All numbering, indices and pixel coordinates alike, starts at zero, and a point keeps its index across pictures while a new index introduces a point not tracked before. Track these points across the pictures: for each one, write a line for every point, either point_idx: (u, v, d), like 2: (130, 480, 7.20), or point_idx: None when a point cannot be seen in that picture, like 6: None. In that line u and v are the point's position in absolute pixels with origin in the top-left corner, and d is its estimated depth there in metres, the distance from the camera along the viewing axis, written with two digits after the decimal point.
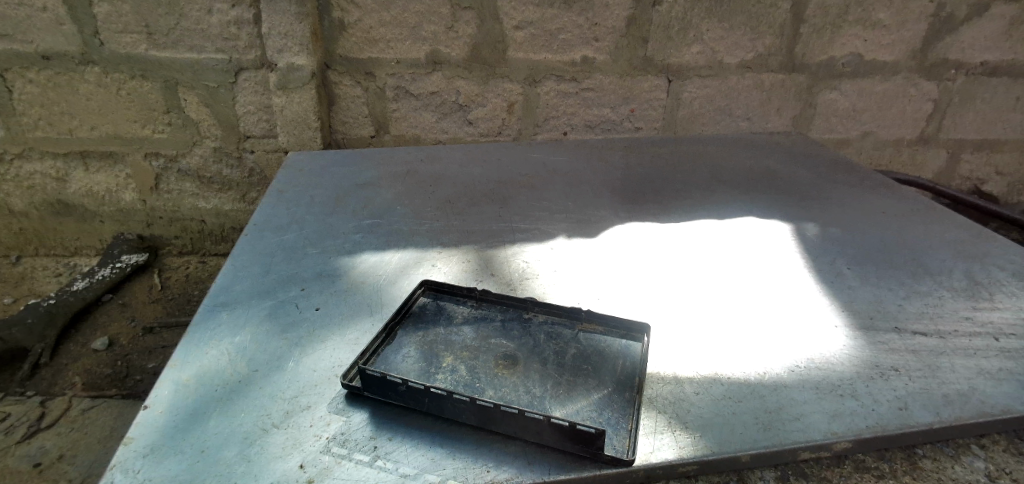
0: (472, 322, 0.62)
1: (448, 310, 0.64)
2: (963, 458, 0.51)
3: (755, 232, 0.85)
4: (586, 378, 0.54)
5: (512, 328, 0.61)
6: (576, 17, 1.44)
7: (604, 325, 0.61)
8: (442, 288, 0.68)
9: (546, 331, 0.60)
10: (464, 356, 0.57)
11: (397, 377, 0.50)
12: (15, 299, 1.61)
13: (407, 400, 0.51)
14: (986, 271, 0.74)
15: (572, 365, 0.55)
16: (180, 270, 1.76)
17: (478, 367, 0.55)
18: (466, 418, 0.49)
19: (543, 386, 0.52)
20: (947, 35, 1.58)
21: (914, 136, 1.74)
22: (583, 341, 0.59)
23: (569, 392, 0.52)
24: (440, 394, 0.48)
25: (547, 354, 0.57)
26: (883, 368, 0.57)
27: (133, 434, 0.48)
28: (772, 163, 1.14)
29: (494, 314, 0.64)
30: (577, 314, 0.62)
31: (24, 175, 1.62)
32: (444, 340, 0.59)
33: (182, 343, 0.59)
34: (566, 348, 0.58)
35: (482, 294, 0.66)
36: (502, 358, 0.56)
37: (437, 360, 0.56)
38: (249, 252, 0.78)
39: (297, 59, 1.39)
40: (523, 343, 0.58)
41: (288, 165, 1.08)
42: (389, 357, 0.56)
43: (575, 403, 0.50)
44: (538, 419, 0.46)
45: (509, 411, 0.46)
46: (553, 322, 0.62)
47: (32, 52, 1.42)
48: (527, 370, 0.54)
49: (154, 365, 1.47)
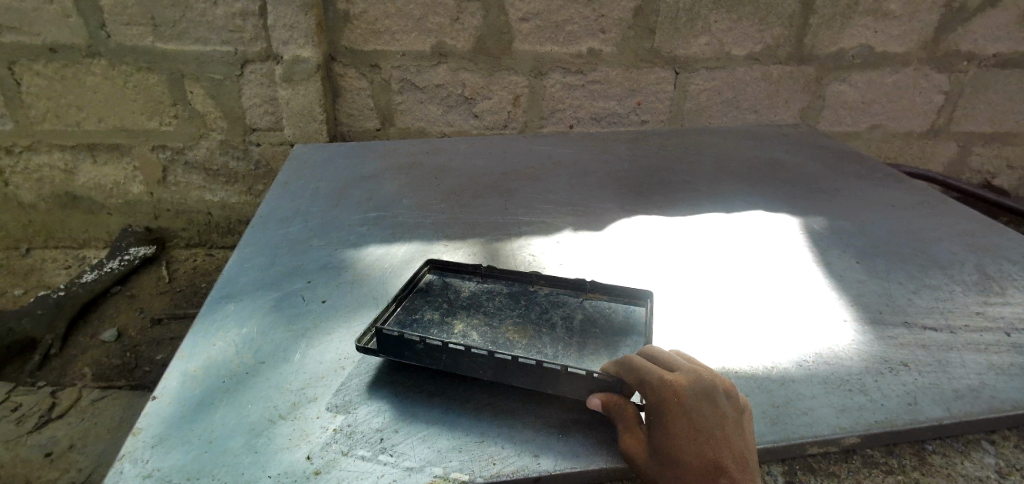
0: (477, 292, 0.63)
1: (453, 283, 0.65)
2: (974, 453, 0.51)
3: (763, 225, 0.84)
4: (595, 339, 0.54)
5: (520, 297, 0.62)
6: (582, 9, 1.43)
7: (610, 294, 0.61)
8: (447, 266, 0.67)
9: (552, 301, 0.61)
10: (474, 323, 0.57)
11: (414, 335, 0.51)
12: (24, 291, 1.62)
13: (423, 359, 0.52)
14: (997, 264, 0.73)
15: (580, 328, 0.56)
16: (188, 262, 1.78)
17: (489, 331, 0.55)
18: (485, 373, 0.51)
19: (554, 346, 0.53)
20: (960, 26, 1.54)
21: (923, 129, 1.72)
22: (591, 307, 0.59)
23: (580, 351, 0.53)
24: (458, 349, 0.50)
25: (559, 322, 0.57)
26: (892, 363, 0.56)
27: (142, 423, 0.48)
28: (779, 155, 1.13)
29: (500, 285, 0.64)
30: (583, 284, 0.62)
31: (33, 167, 1.63)
32: (454, 309, 0.59)
33: (190, 334, 0.60)
34: (573, 313, 0.58)
35: (487, 270, 0.65)
36: (513, 323, 0.57)
37: (448, 327, 0.56)
38: (253, 244, 0.78)
39: (302, 51, 1.39)
40: (530, 311, 0.59)
41: (291, 157, 1.08)
42: (402, 324, 0.57)
43: (588, 361, 0.51)
44: (556, 369, 0.48)
45: (526, 362, 0.49)
46: (559, 293, 0.62)
47: (38, 45, 1.42)
48: (536, 333, 0.55)
49: (162, 357, 1.47)
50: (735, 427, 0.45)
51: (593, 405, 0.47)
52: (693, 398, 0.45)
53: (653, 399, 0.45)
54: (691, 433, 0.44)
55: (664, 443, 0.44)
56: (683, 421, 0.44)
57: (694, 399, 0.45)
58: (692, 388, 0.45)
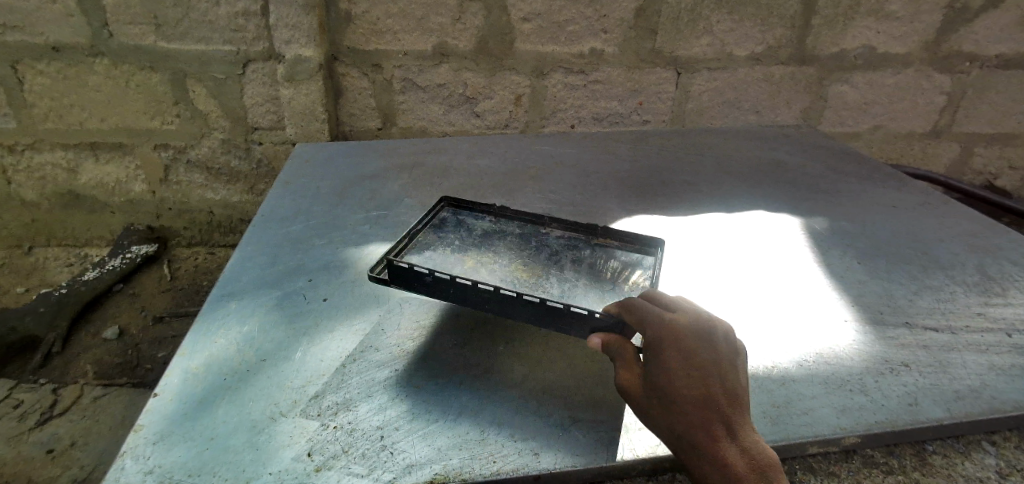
0: (490, 232, 0.70)
1: (468, 221, 0.72)
2: (974, 454, 0.51)
3: (765, 225, 0.84)
4: (598, 277, 0.61)
5: (529, 239, 0.69)
6: (584, 9, 1.43)
7: (619, 240, 0.68)
8: (462, 205, 0.75)
9: (562, 242, 0.68)
10: (485, 256, 0.65)
11: (423, 268, 0.55)
12: (26, 289, 1.63)
13: (433, 290, 0.57)
14: (999, 265, 0.73)
15: (584, 267, 0.63)
16: (189, 261, 1.78)
17: (498, 264, 0.63)
18: (491, 307, 0.56)
19: (557, 279, 0.61)
20: (962, 27, 1.54)
21: (925, 130, 1.72)
22: (597, 251, 0.66)
23: (583, 285, 0.60)
24: (466, 284, 0.55)
25: (564, 263, 0.64)
26: (893, 364, 0.56)
27: (144, 420, 0.49)
28: (780, 155, 1.13)
29: (512, 228, 0.72)
30: (595, 231, 0.69)
31: (36, 165, 1.64)
32: (468, 243, 0.67)
33: (192, 332, 0.60)
34: (580, 254, 0.66)
35: (501, 210, 0.73)
36: (521, 261, 0.64)
37: (461, 256, 0.64)
38: (255, 243, 0.78)
39: (304, 51, 1.39)
40: (539, 251, 0.67)
41: (293, 156, 1.08)
42: (418, 253, 0.64)
43: (588, 292, 0.59)
44: (560, 307, 0.51)
45: (532, 300, 0.52)
46: (568, 235, 0.70)
47: (41, 44, 1.43)
48: (543, 269, 0.63)
49: (163, 355, 1.47)
50: (729, 366, 0.47)
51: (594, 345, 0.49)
52: (690, 337, 0.47)
53: (651, 336, 0.47)
54: (686, 370, 0.46)
55: (660, 378, 0.46)
56: (679, 358, 0.46)
57: (691, 338, 0.47)
58: (688, 327, 0.48)
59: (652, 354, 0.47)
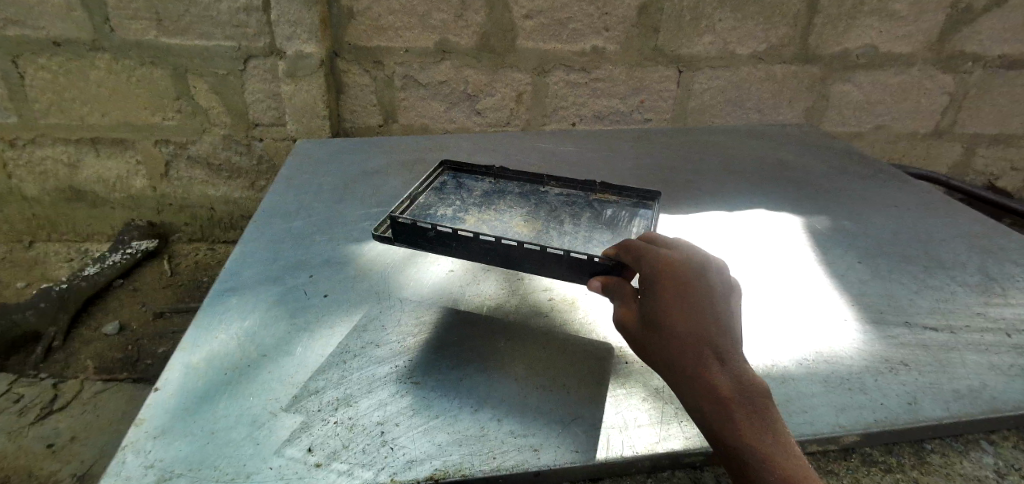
0: (490, 191, 0.77)
1: (468, 182, 0.79)
2: (973, 453, 0.51)
3: (767, 224, 0.84)
4: (600, 223, 0.68)
5: (529, 196, 0.76)
6: (586, 7, 1.42)
7: (619, 194, 0.75)
8: (461, 168, 0.81)
9: (561, 197, 0.75)
10: (488, 212, 0.71)
11: (426, 224, 0.60)
12: (28, 284, 1.63)
13: (436, 245, 0.61)
14: (1000, 266, 0.73)
15: (584, 216, 0.70)
16: (190, 257, 1.78)
17: (502, 217, 0.70)
18: (494, 259, 0.60)
19: (560, 226, 0.68)
20: (965, 27, 1.53)
21: (928, 130, 1.72)
22: (595, 203, 0.73)
23: (586, 230, 0.67)
24: (467, 237, 0.59)
25: (563, 216, 0.70)
26: (892, 363, 0.56)
27: (146, 414, 0.49)
28: (783, 154, 1.13)
29: (513, 186, 0.78)
30: (592, 186, 0.76)
31: (37, 160, 1.64)
32: (470, 201, 0.74)
33: (194, 327, 0.60)
34: (580, 206, 0.73)
35: (499, 171, 0.80)
36: (524, 216, 0.70)
37: (466, 213, 0.71)
38: (257, 238, 0.78)
39: (306, 47, 1.39)
40: (540, 204, 0.73)
41: (295, 152, 1.08)
42: (423, 212, 0.70)
43: (590, 235, 0.66)
44: (559, 255, 0.56)
45: (531, 249, 0.56)
46: (567, 191, 0.76)
47: (43, 38, 1.42)
48: (544, 220, 0.69)
49: (164, 350, 1.48)
50: (724, 299, 0.49)
51: (593, 287, 0.53)
52: (686, 271, 0.49)
53: (648, 271, 0.50)
54: (681, 301, 0.47)
55: (654, 308, 0.48)
56: (674, 290, 0.48)
57: (687, 271, 0.49)
58: (685, 262, 0.50)
59: (647, 287, 0.49)
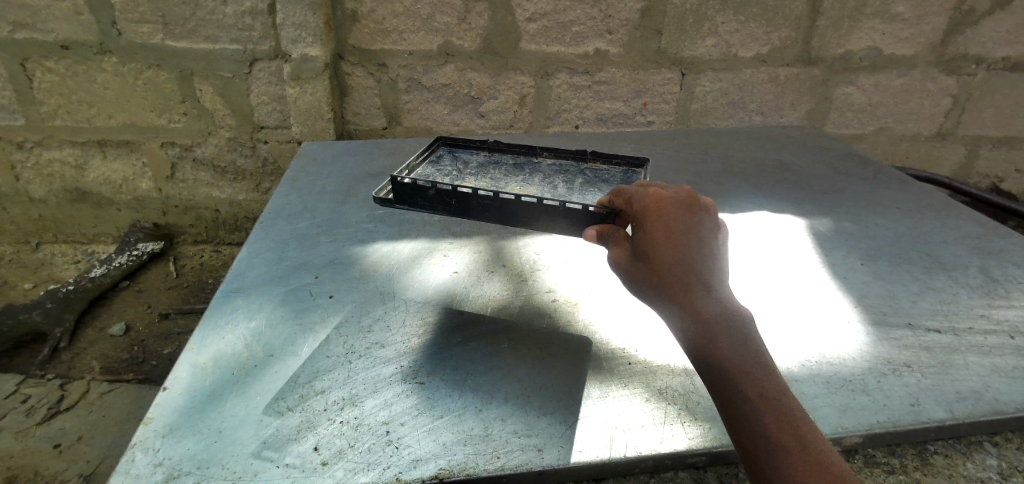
0: (485, 163, 0.80)
1: (463, 155, 0.82)
2: (975, 455, 0.52)
3: (770, 226, 0.84)
4: (595, 188, 0.72)
5: (523, 166, 0.79)
6: (589, 9, 1.43)
7: (610, 163, 0.79)
8: (455, 143, 0.84)
9: (555, 166, 0.79)
10: (486, 178, 0.75)
11: (426, 183, 0.64)
12: (35, 285, 1.64)
13: (436, 204, 0.66)
14: (1002, 268, 0.73)
15: (579, 181, 0.74)
16: (195, 258, 1.79)
17: (499, 182, 0.74)
18: (492, 215, 0.65)
19: (556, 189, 0.71)
20: (968, 29, 1.53)
21: (931, 132, 1.72)
22: (589, 172, 0.77)
23: (581, 191, 0.71)
24: (467, 193, 0.63)
25: (557, 181, 0.74)
26: (895, 364, 0.57)
27: (154, 413, 0.49)
28: (785, 156, 1.13)
29: (507, 158, 0.81)
30: (584, 156, 0.80)
31: (44, 162, 1.65)
32: (467, 170, 0.77)
33: (200, 328, 0.60)
34: (573, 173, 0.77)
35: (493, 145, 0.83)
36: (519, 182, 0.74)
37: (465, 179, 0.74)
38: (262, 239, 0.79)
39: (311, 50, 1.40)
40: (535, 172, 0.77)
41: (300, 154, 1.09)
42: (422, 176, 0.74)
43: (587, 195, 0.70)
44: (555, 205, 0.60)
45: (529, 202, 0.61)
46: (562, 162, 0.80)
47: (50, 41, 1.44)
48: (539, 184, 0.73)
49: (169, 351, 1.49)
50: (711, 235, 0.52)
51: (588, 236, 0.56)
52: (674, 207, 0.51)
53: (637, 210, 0.52)
54: (668, 233, 0.49)
55: (642, 242, 0.50)
56: (662, 224, 0.50)
57: (676, 207, 0.51)
58: (675, 199, 0.52)
59: (636, 225, 0.52)
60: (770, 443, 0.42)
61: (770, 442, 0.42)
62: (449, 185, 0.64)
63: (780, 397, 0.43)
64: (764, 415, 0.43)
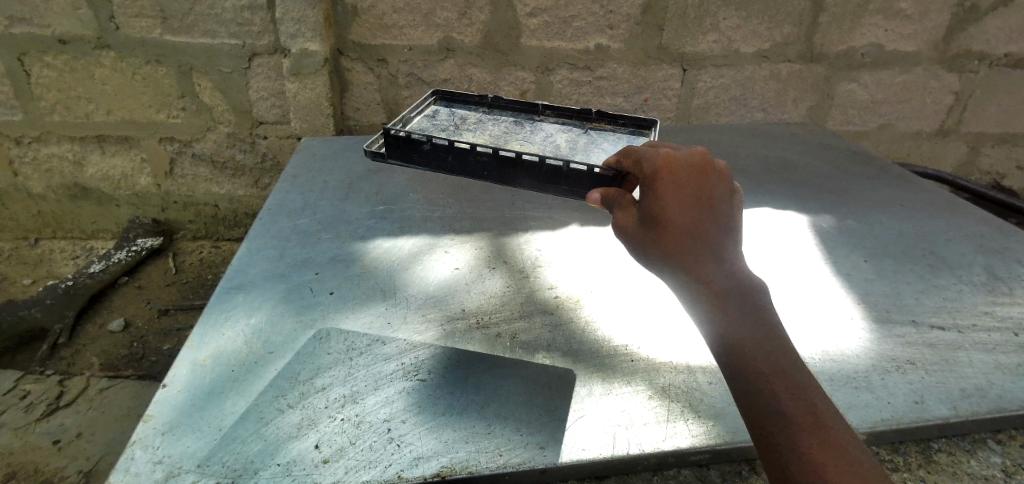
0: (484, 118, 0.84)
1: (460, 110, 0.86)
2: (979, 452, 0.52)
3: (775, 222, 0.84)
4: (598, 147, 0.76)
5: (523, 123, 0.83)
6: (590, 4, 1.42)
7: (614, 124, 0.82)
8: (452, 97, 0.88)
9: (559, 126, 0.83)
10: (488, 134, 0.79)
11: (422, 138, 0.71)
12: (33, 281, 1.64)
13: (430, 160, 0.73)
14: (1006, 265, 0.73)
15: (581, 140, 0.78)
16: (194, 255, 1.79)
17: (498, 137, 0.79)
18: (490, 172, 0.71)
19: (556, 146, 0.76)
20: (971, 26, 1.53)
21: (933, 129, 1.71)
22: (592, 132, 0.81)
23: (586, 150, 0.75)
24: (465, 149, 0.69)
25: (559, 140, 0.78)
26: (899, 361, 0.56)
27: (153, 410, 0.49)
28: (787, 153, 1.13)
29: (507, 115, 0.85)
30: (588, 116, 0.83)
31: (43, 158, 1.65)
32: (467, 125, 0.82)
33: (200, 325, 0.60)
34: (575, 133, 0.80)
35: (494, 101, 0.86)
36: (520, 140, 0.78)
37: (462, 133, 0.79)
38: (262, 237, 0.78)
39: (310, 45, 1.39)
40: (536, 130, 0.81)
41: (300, 150, 1.09)
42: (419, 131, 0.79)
43: (591, 154, 0.74)
44: (558, 165, 0.66)
45: (532, 161, 0.67)
46: (565, 122, 0.83)
47: (48, 36, 1.43)
48: (540, 141, 0.78)
49: (168, 347, 1.49)
50: (725, 198, 0.51)
51: (591, 200, 0.57)
52: (686, 171, 0.51)
53: (647, 172, 0.52)
54: (679, 197, 0.49)
55: (650, 205, 0.50)
56: (672, 187, 0.49)
57: (688, 172, 0.51)
58: (687, 162, 0.51)
59: (646, 187, 0.51)
60: (778, 422, 0.41)
61: (783, 419, 0.41)
62: (444, 141, 0.70)
63: (786, 373, 0.43)
64: (769, 394, 0.42)
